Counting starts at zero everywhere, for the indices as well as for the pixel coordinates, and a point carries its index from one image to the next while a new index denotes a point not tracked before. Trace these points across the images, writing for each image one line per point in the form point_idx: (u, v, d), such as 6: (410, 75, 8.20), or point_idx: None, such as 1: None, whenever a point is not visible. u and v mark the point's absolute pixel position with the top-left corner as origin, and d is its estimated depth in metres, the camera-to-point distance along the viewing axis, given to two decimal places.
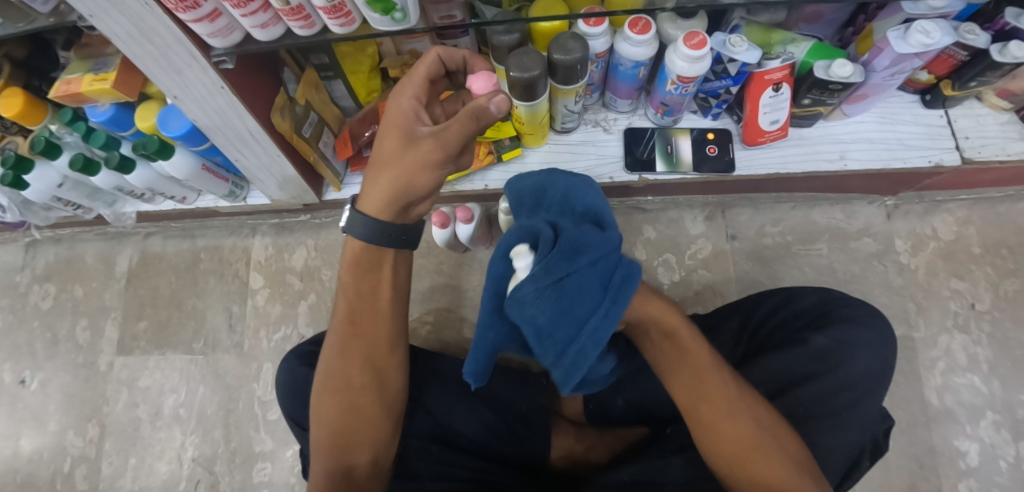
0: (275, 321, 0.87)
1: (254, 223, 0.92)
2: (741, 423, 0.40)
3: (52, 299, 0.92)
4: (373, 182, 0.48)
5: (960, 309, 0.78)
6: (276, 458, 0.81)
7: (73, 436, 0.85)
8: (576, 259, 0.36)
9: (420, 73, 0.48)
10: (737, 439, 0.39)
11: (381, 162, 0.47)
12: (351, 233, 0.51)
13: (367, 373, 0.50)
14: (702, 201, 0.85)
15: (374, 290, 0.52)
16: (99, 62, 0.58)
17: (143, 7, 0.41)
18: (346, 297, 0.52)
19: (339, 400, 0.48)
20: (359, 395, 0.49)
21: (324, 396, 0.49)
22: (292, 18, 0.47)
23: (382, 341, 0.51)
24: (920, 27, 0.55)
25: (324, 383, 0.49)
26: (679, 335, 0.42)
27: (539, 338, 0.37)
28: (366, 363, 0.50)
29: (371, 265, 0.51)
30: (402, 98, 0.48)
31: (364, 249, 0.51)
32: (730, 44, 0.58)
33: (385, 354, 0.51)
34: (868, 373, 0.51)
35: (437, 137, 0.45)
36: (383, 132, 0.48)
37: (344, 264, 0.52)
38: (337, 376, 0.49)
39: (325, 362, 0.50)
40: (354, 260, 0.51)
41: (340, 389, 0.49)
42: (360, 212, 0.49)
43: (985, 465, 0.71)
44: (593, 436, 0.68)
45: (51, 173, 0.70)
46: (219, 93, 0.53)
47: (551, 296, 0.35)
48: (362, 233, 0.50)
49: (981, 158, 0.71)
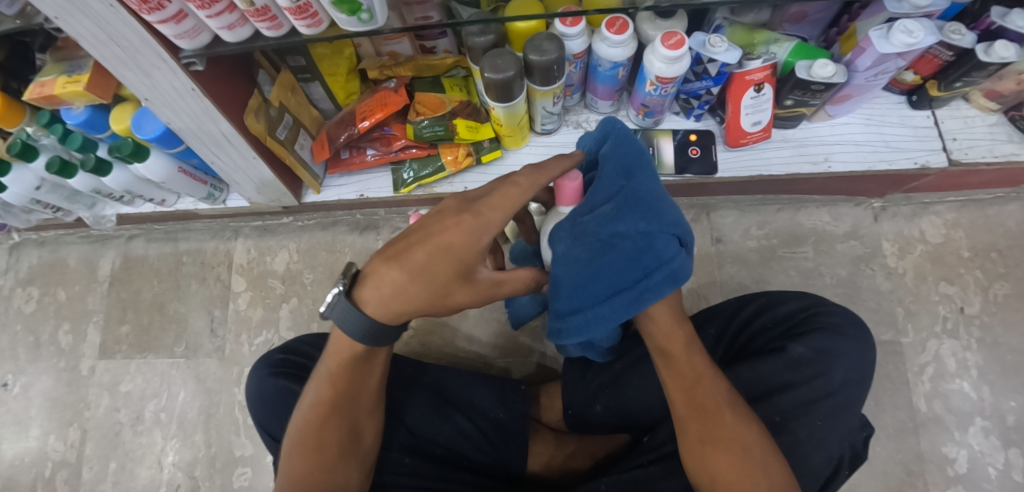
0: (256, 325, 0.86)
1: (236, 225, 0.91)
2: (727, 452, 0.39)
3: (35, 302, 0.92)
4: (404, 297, 0.39)
5: (949, 313, 0.76)
6: (256, 463, 0.80)
7: (55, 441, 0.84)
8: (636, 227, 0.37)
9: (511, 205, 0.38)
10: (722, 470, 0.39)
11: (421, 285, 0.39)
12: (342, 324, 0.41)
13: (345, 438, 0.46)
14: (686, 204, 0.84)
15: (364, 370, 0.47)
16: (73, 64, 0.57)
17: (108, 9, 0.40)
18: (334, 375, 0.47)
19: (313, 463, 0.45)
20: (335, 459, 0.45)
21: (295, 455, 0.46)
22: (258, 20, 0.46)
23: (367, 410, 0.49)
24: (903, 27, 0.54)
25: (298, 450, 0.45)
26: (676, 354, 0.43)
27: (576, 289, 0.41)
28: (347, 429, 0.47)
29: (368, 356, 0.46)
30: (477, 226, 0.38)
31: (359, 344, 0.44)
32: (711, 45, 0.57)
33: (368, 417, 0.49)
34: (846, 383, 0.50)
35: (492, 288, 0.41)
36: (437, 253, 0.38)
37: (331, 341, 0.46)
38: (310, 437, 0.46)
39: (298, 419, 0.47)
40: (352, 352, 0.45)
41: (312, 449, 0.45)
42: (369, 313, 0.40)
43: (973, 472, 0.70)
44: (573, 443, 0.67)
45: (27, 175, 0.70)
46: (191, 95, 0.53)
47: (588, 254, 0.39)
48: (365, 334, 0.41)
49: (968, 160, 0.70)
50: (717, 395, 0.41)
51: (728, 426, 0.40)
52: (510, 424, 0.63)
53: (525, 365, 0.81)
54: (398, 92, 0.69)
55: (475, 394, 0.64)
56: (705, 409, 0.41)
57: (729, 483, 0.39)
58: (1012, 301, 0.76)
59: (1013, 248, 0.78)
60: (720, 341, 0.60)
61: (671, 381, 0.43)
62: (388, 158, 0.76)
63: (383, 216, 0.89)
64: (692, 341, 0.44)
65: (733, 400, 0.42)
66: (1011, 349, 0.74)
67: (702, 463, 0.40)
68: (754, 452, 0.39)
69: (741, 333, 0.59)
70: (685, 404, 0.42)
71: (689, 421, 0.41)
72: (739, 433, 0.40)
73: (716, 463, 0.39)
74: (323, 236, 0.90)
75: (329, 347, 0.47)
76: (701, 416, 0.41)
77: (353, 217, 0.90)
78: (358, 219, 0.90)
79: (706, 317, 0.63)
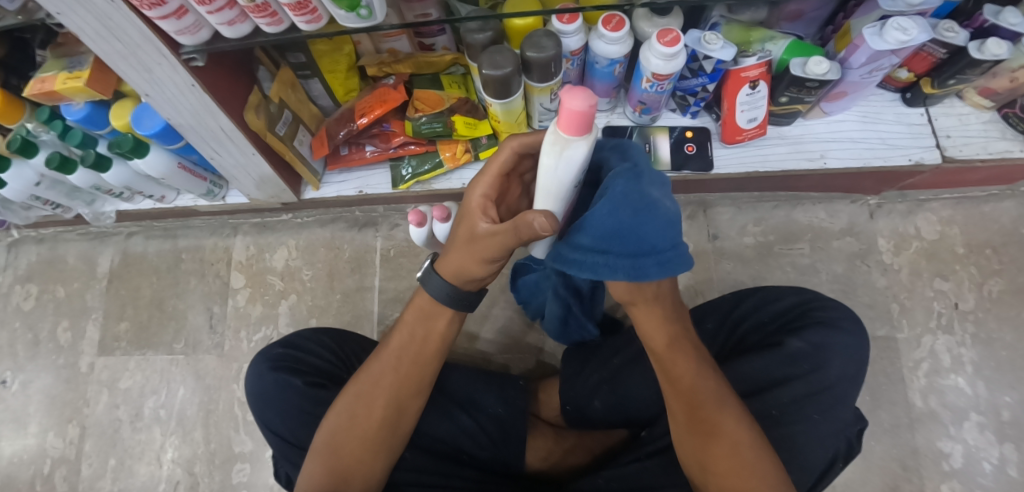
0: (255, 321, 0.87)
1: (235, 222, 0.92)
2: (719, 443, 0.40)
3: (34, 299, 0.92)
4: (445, 255, 0.45)
5: (944, 309, 0.77)
6: (256, 459, 0.80)
7: (54, 438, 0.84)
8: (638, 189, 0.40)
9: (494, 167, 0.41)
10: (712, 460, 0.40)
11: (450, 244, 0.44)
12: (425, 286, 0.47)
13: (390, 409, 0.47)
14: (684, 201, 0.84)
15: (428, 337, 0.48)
16: (73, 60, 0.57)
17: (110, 5, 0.40)
18: (402, 335, 0.49)
19: (354, 430, 0.46)
20: (373, 433, 0.46)
21: (343, 421, 0.46)
22: (259, 15, 0.46)
23: (410, 387, 0.48)
24: (897, 24, 0.54)
25: (346, 410, 0.47)
26: (668, 346, 0.42)
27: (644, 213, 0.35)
28: (389, 405, 0.47)
29: (436, 320, 0.48)
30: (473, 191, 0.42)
31: (433, 302, 0.48)
32: (706, 42, 0.58)
33: (410, 399, 0.48)
34: (843, 377, 0.51)
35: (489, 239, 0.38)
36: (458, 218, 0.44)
37: (408, 310, 0.50)
38: (360, 403, 0.47)
39: (356, 382, 0.49)
40: (421, 310, 0.48)
41: (358, 418, 0.46)
42: (435, 271, 0.46)
43: (969, 467, 0.71)
44: (572, 438, 0.67)
45: (27, 171, 0.70)
46: (191, 91, 0.53)
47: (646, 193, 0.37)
48: (435, 290, 0.46)
49: (963, 157, 0.71)
50: (710, 390, 0.41)
51: (717, 421, 0.40)
52: (509, 419, 0.63)
53: (524, 361, 0.82)
54: (396, 89, 0.69)
55: (475, 389, 0.64)
56: (697, 402, 0.41)
57: (718, 473, 0.39)
58: (1006, 297, 0.77)
59: (1008, 245, 0.79)
60: (717, 336, 0.60)
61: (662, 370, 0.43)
62: (386, 155, 0.76)
63: (382, 213, 0.90)
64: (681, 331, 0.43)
65: (725, 393, 0.42)
66: (1006, 345, 0.75)
67: (698, 455, 0.40)
68: (739, 438, 0.40)
69: (736, 327, 0.59)
70: (676, 398, 0.42)
71: (678, 410, 0.42)
72: (729, 423, 0.40)
73: (707, 454, 0.40)
74: (322, 232, 0.90)
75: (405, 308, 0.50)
76: (693, 406, 0.41)
77: (351, 214, 0.90)
78: (357, 216, 0.90)
79: (703, 312, 0.63)
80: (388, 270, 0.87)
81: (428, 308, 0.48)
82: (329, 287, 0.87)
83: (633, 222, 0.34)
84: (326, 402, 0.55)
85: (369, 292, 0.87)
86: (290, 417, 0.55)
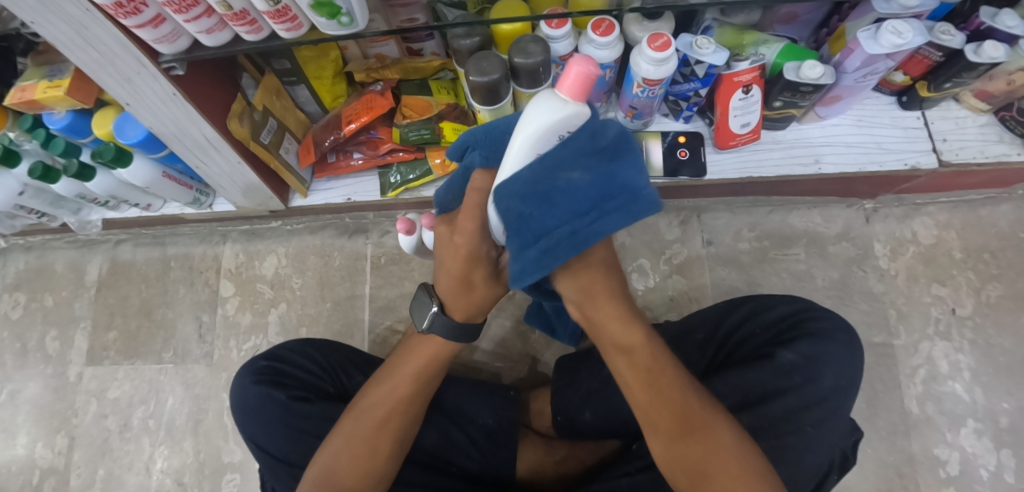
0: (245, 330, 0.86)
1: (224, 229, 0.91)
2: (701, 442, 0.37)
3: (22, 309, 0.91)
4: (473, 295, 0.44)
5: (941, 315, 0.76)
6: (246, 470, 0.79)
7: (42, 448, 0.83)
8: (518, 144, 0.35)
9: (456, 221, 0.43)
10: (698, 464, 0.37)
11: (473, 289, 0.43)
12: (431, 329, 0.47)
13: (395, 444, 0.46)
14: (678, 206, 0.83)
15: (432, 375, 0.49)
16: (53, 69, 0.56)
17: (84, 13, 0.39)
18: (406, 378, 0.48)
19: (357, 467, 0.44)
20: (377, 465, 0.45)
21: (344, 457, 0.44)
22: (237, 23, 0.45)
23: (411, 418, 0.48)
24: (892, 27, 0.53)
25: (346, 450, 0.45)
26: (637, 351, 0.39)
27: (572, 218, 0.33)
28: (393, 435, 0.46)
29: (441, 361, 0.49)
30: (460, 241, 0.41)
31: (440, 344, 0.47)
32: (697, 46, 0.57)
33: (411, 428, 0.48)
34: (836, 389, 0.50)
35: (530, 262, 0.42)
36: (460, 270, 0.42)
37: (409, 354, 0.49)
38: (362, 440, 0.45)
39: (355, 421, 0.47)
40: (428, 353, 0.48)
41: (361, 454, 0.45)
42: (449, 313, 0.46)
43: (965, 474, 0.70)
44: (563, 449, 0.67)
45: (10, 181, 0.69)
46: (172, 100, 0.52)
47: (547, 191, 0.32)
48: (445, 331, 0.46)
49: (959, 161, 0.70)
50: (678, 384, 0.39)
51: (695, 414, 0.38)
52: (497, 428, 0.62)
53: (516, 369, 0.81)
54: (384, 96, 0.68)
55: (463, 399, 0.63)
56: (669, 399, 0.38)
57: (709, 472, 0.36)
58: (1004, 302, 0.76)
59: (1005, 249, 0.78)
60: (708, 347, 0.59)
61: (628, 373, 0.40)
62: (375, 161, 0.75)
63: (372, 219, 0.89)
64: (648, 330, 0.41)
65: (699, 392, 0.39)
66: (1003, 351, 0.74)
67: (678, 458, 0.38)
68: (723, 438, 0.37)
69: (726, 337, 0.58)
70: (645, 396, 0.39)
71: (651, 412, 0.38)
72: (709, 424, 0.38)
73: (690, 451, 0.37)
74: (312, 239, 0.89)
75: (406, 352, 0.49)
76: (663, 406, 0.38)
77: (341, 220, 0.89)
78: (346, 222, 0.89)
79: (695, 323, 0.62)
80: (379, 277, 0.86)
81: (436, 352, 0.48)
82: (318, 295, 0.86)
83: (543, 192, 0.32)
84: (311, 417, 0.55)
85: (359, 300, 0.86)
86: (276, 432, 0.54)
